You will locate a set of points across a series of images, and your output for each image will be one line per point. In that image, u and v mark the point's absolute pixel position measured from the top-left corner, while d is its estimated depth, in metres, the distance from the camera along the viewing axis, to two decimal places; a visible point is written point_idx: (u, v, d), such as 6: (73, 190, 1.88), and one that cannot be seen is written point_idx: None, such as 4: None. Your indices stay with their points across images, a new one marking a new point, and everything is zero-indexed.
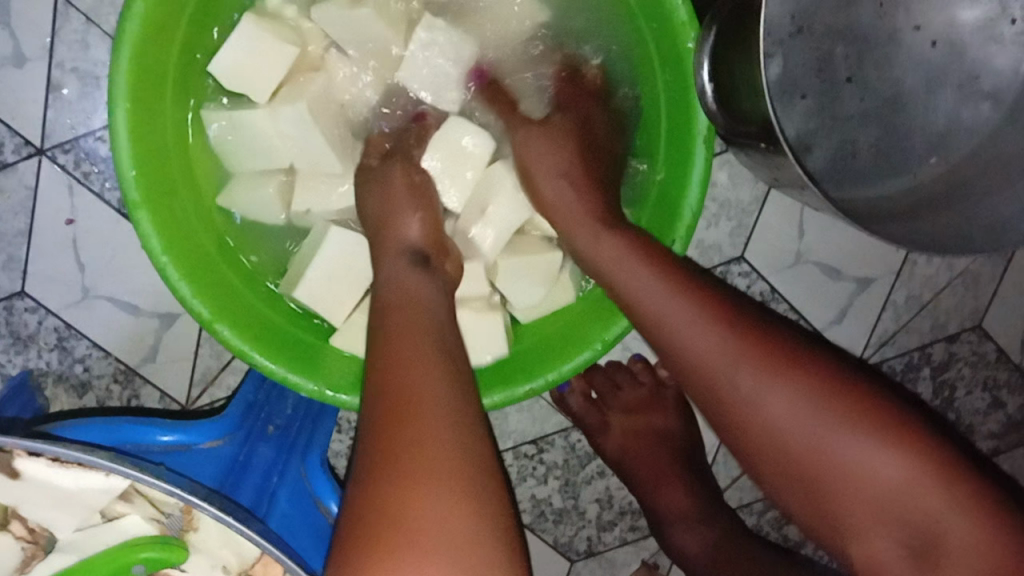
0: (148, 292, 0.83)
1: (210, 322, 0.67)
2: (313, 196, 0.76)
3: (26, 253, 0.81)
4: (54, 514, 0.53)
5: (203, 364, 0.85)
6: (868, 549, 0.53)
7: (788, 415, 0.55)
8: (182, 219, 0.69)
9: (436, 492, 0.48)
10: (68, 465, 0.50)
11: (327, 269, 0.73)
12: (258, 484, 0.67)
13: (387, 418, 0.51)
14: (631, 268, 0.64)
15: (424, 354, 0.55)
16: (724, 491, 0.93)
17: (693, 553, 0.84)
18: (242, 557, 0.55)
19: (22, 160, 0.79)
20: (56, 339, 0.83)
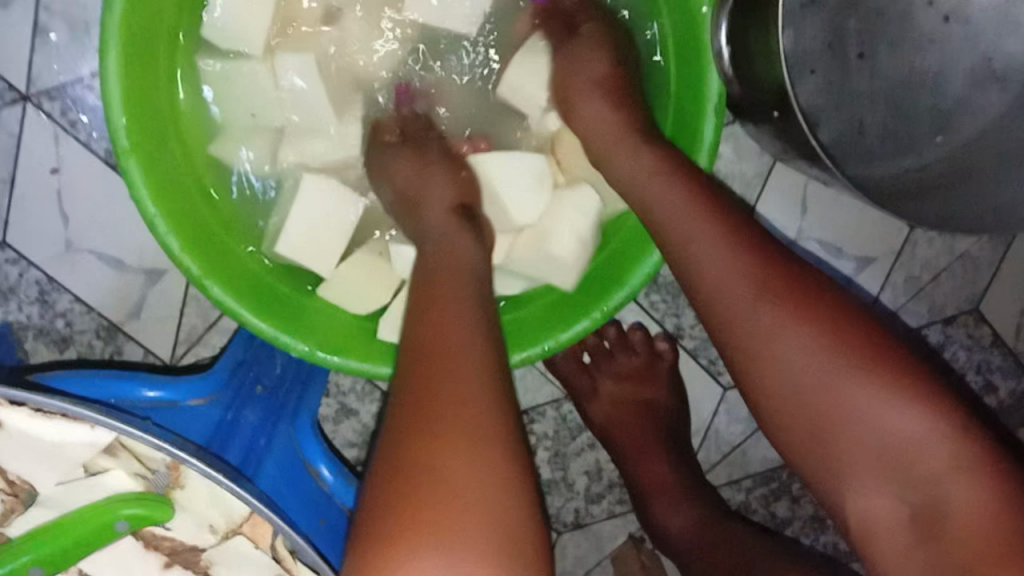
0: (133, 247, 0.81)
1: (199, 278, 0.65)
2: (305, 150, 0.72)
3: (7, 202, 0.79)
4: (35, 466, 0.51)
5: (189, 323, 0.83)
6: (864, 505, 0.53)
7: (806, 353, 0.54)
8: (170, 169, 0.67)
9: (458, 453, 0.48)
10: (52, 417, 0.49)
11: (307, 222, 0.71)
12: (246, 445, 0.64)
13: (423, 372, 0.51)
14: (664, 183, 0.62)
15: (463, 313, 0.55)
16: (710, 469, 0.93)
17: (677, 532, 0.81)
18: (230, 516, 0.53)
19: (5, 105, 0.76)
20: (37, 293, 0.81)
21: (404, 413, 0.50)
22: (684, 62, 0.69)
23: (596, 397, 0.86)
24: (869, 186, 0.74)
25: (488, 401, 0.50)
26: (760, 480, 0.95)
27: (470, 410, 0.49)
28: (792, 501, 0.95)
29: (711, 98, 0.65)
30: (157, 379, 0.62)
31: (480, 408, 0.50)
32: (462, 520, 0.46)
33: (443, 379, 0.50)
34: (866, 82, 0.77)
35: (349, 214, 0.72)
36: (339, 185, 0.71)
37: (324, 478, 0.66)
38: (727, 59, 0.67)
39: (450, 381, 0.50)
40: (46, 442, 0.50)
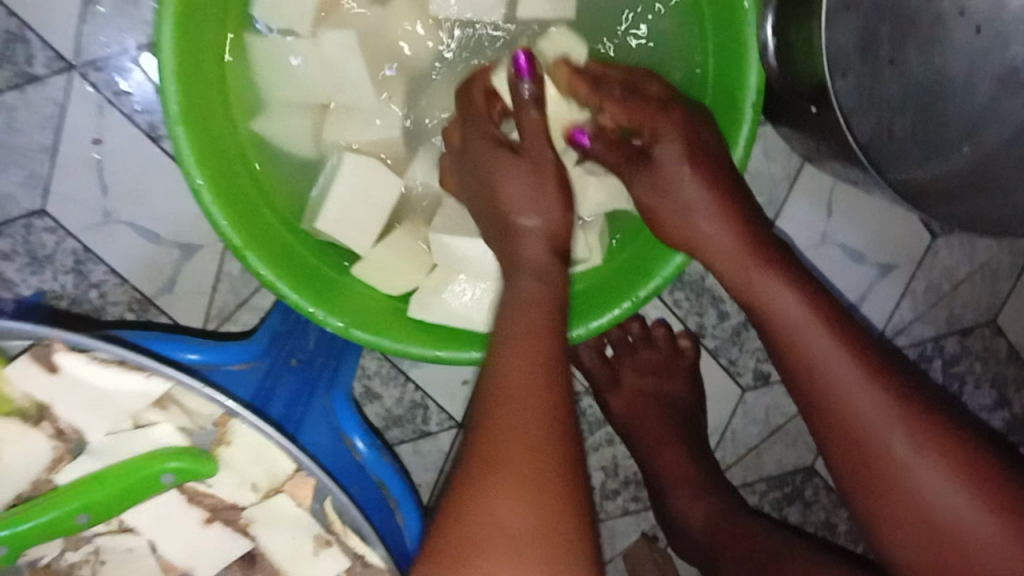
0: (169, 221, 0.82)
1: (240, 249, 0.66)
2: (347, 128, 0.74)
3: (48, 171, 0.80)
4: (90, 415, 0.52)
5: (220, 299, 0.84)
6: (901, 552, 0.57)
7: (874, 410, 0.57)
8: (215, 140, 0.68)
9: (508, 507, 0.49)
10: (107, 364, 0.50)
11: (346, 199, 0.72)
12: (284, 409, 0.66)
13: (482, 407, 0.53)
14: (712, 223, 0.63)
15: (532, 359, 0.54)
16: (726, 470, 0.93)
17: (697, 524, 0.82)
18: (273, 475, 0.54)
19: (53, 75, 0.78)
20: (73, 262, 0.82)
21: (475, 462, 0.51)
22: (724, 52, 0.69)
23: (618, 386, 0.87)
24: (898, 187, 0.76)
25: (539, 458, 0.50)
26: (774, 484, 0.95)
27: (523, 468, 0.50)
28: (805, 505, 0.96)
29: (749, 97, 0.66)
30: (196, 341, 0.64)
31: (527, 450, 0.50)
32: (508, 558, 0.48)
33: (514, 435, 0.51)
34: (896, 85, 0.78)
35: (387, 192, 0.73)
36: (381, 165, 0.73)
37: (358, 449, 0.67)
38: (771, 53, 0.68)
39: (512, 440, 0.50)
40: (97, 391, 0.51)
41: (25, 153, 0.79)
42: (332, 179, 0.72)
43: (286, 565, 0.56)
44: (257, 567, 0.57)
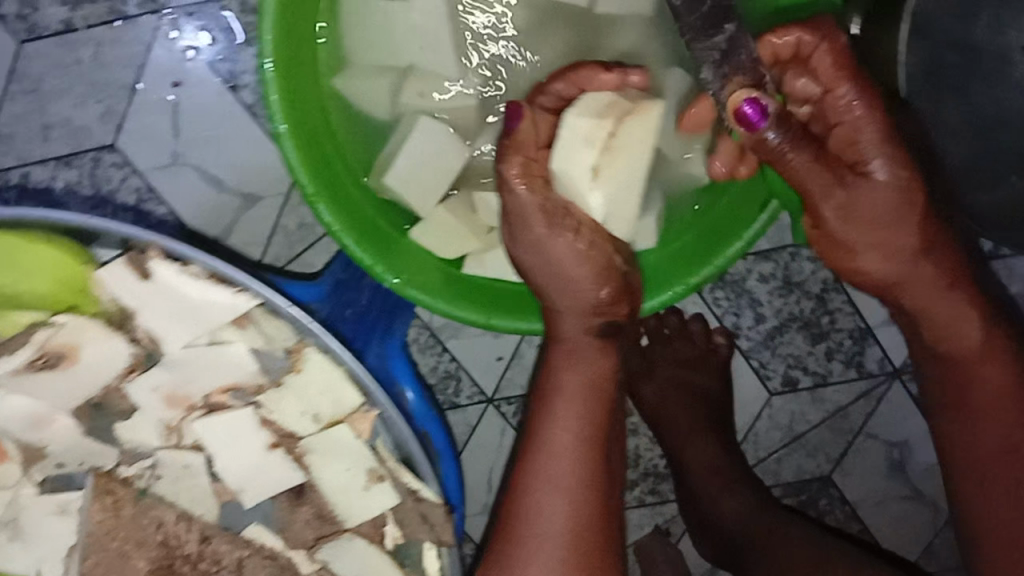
0: (236, 168, 0.84)
1: (311, 198, 0.69)
2: (425, 83, 0.75)
3: (125, 107, 0.82)
4: (172, 325, 0.61)
5: (274, 252, 0.85)
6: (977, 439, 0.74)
7: (997, 373, 0.72)
8: (302, 98, 0.70)
9: (537, 498, 0.67)
10: (198, 276, 0.58)
11: (414, 156, 0.74)
12: (357, 325, 0.69)
13: (502, 535, 0.67)
14: (866, 235, 0.67)
15: (967, 327, 0.71)
16: (752, 469, 0.95)
17: (729, 512, 0.87)
18: (339, 404, 0.61)
19: (143, 15, 0.81)
20: (135, 200, 0.84)
21: (553, 368, 0.70)
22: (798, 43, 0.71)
23: (650, 377, 0.92)
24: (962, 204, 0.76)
25: (576, 467, 0.67)
26: (791, 490, 0.96)
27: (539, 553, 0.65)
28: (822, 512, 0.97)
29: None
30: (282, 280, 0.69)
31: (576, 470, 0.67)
32: None
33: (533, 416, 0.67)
34: None
35: (453, 158, 0.75)
36: (448, 127, 0.75)
37: (407, 400, 0.69)
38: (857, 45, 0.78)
39: (532, 492, 0.67)
40: (191, 300, 0.59)
41: (108, 88, 0.82)
42: (406, 136, 0.74)
43: (337, 497, 0.63)
44: (304, 498, 0.64)
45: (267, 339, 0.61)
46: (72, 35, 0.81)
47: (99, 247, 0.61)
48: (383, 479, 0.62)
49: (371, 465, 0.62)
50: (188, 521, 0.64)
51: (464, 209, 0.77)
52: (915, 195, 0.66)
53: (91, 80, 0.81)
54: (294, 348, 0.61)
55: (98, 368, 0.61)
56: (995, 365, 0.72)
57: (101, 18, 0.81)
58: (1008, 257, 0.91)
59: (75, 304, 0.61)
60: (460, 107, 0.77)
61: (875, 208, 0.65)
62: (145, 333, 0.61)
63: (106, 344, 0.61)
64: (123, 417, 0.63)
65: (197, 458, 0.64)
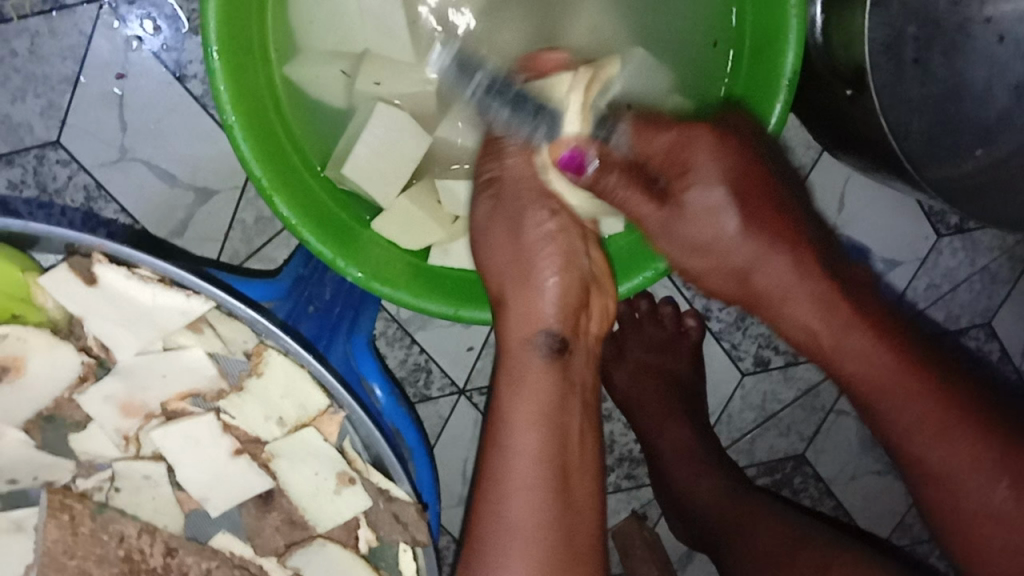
0: (187, 162, 0.81)
1: (267, 191, 0.66)
2: (382, 71, 0.73)
3: (67, 101, 0.78)
4: (121, 333, 0.57)
5: (232, 247, 0.83)
6: (906, 430, 0.62)
7: (862, 370, 0.63)
8: (252, 86, 0.67)
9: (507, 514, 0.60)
10: (147, 281, 0.54)
11: (373, 145, 0.71)
12: (319, 322, 0.67)
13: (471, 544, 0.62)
14: (706, 216, 0.65)
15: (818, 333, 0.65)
16: (725, 450, 0.95)
17: (699, 497, 0.87)
18: (301, 412, 0.58)
19: (81, 4, 0.77)
20: (84, 198, 0.81)
21: (504, 382, 0.64)
22: (758, 42, 0.70)
23: (620, 362, 0.91)
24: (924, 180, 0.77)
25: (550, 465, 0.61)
26: (764, 469, 0.97)
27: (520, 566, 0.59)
28: (793, 491, 0.98)
29: (769, 122, 0.68)
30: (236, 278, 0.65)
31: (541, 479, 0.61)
32: None
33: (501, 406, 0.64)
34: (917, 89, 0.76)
35: (413, 146, 0.73)
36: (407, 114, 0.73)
37: (376, 397, 0.66)
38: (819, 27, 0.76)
39: (498, 490, 0.61)
40: (141, 308, 0.55)
41: (48, 82, 0.78)
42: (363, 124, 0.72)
43: (306, 501, 0.62)
44: (273, 503, 0.63)
45: (226, 344, 0.58)
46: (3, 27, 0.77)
47: (36, 248, 0.55)
48: (355, 481, 0.60)
49: (340, 468, 0.60)
50: (151, 534, 0.60)
51: (429, 198, 0.75)
52: (744, 175, 0.65)
53: (28, 74, 0.78)
54: (253, 352, 0.56)
55: (46, 380, 0.58)
56: (867, 342, 0.63)
57: (34, 7, 0.76)
58: (972, 231, 0.91)
59: (18, 314, 0.57)
60: (418, 91, 0.74)
61: (703, 232, 0.65)
62: (94, 341, 0.58)
63: (53, 353, 0.58)
64: (79, 428, 0.61)
65: (158, 468, 0.62)
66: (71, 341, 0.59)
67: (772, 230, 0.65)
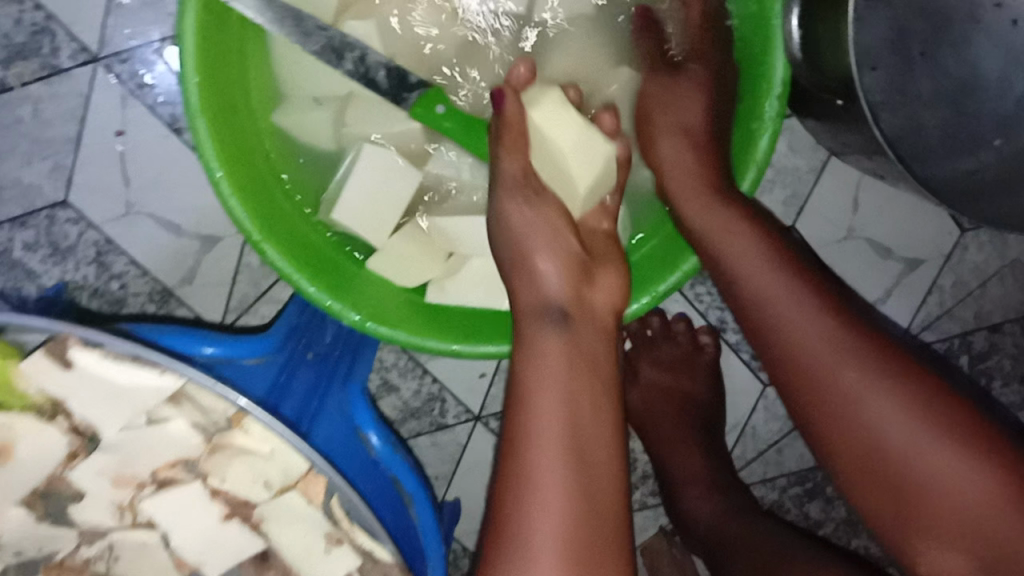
0: (190, 211, 0.82)
1: (258, 241, 0.65)
2: (364, 112, 0.73)
3: (71, 161, 0.80)
4: (102, 411, 0.56)
5: (240, 291, 0.84)
6: (931, 557, 0.55)
7: (953, 463, 0.54)
8: (237, 136, 0.67)
9: (530, 515, 0.54)
10: (121, 360, 0.54)
11: (362, 189, 0.71)
12: (305, 391, 0.67)
13: (513, 473, 0.56)
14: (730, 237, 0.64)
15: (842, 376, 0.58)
16: (741, 471, 0.92)
17: (702, 520, 0.82)
18: (287, 475, 0.58)
19: (77, 67, 0.78)
20: (95, 254, 0.82)
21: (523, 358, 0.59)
22: (751, 53, 0.68)
23: (635, 381, 0.88)
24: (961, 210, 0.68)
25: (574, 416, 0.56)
26: (794, 480, 0.94)
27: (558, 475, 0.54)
28: (826, 503, 0.94)
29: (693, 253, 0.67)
30: (216, 336, 0.62)
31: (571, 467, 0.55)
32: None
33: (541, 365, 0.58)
34: (927, 81, 0.75)
35: (403, 186, 0.72)
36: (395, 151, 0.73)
37: (372, 444, 0.66)
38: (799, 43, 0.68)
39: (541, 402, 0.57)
40: (115, 389, 0.55)
41: (53, 144, 0.80)
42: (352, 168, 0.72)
43: (299, 563, 0.60)
44: (269, 563, 0.62)
45: (205, 412, 0.57)
46: (9, 95, 0.79)
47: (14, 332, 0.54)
48: (341, 543, 0.59)
49: (327, 529, 0.59)
50: None
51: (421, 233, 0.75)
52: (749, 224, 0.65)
53: (35, 138, 0.80)
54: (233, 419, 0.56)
55: (34, 462, 0.57)
56: (879, 408, 0.56)
57: (35, 74, 0.79)
58: None
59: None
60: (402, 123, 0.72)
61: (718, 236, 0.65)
62: (82, 420, 0.56)
63: (38, 435, 0.56)
64: (76, 499, 0.59)
65: (153, 535, 0.61)
66: (57, 422, 0.56)
67: (765, 244, 0.65)
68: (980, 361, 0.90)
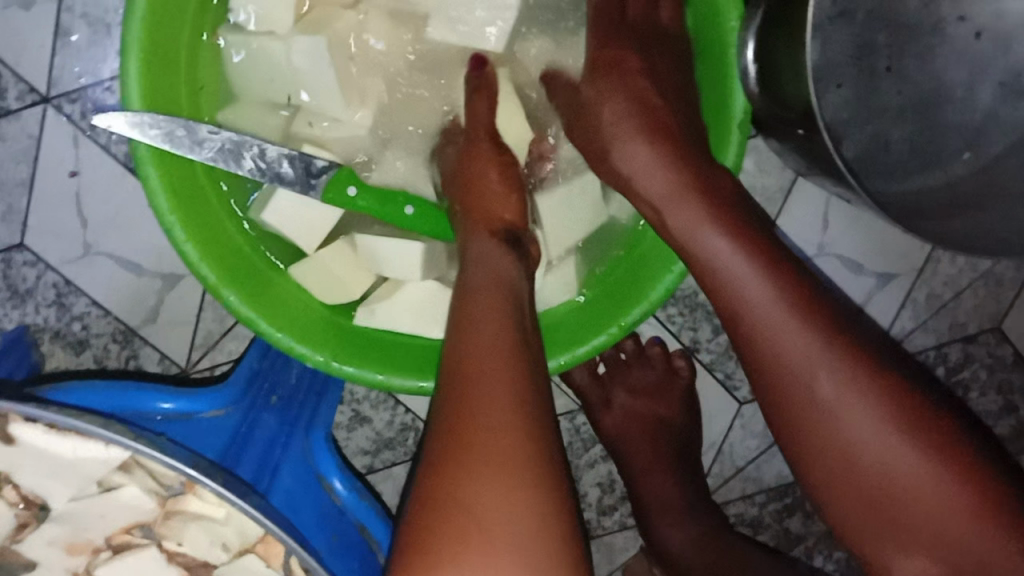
0: (150, 250, 0.81)
1: (217, 287, 0.63)
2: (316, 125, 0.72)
3: (26, 204, 0.79)
4: (51, 483, 0.56)
5: (205, 328, 0.83)
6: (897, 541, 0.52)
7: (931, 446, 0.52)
8: (187, 176, 0.64)
9: (479, 479, 0.47)
10: (66, 433, 0.53)
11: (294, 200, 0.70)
12: (260, 456, 0.65)
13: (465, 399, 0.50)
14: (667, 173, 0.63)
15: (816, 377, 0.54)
16: (714, 491, 0.91)
17: (675, 548, 0.83)
18: (243, 536, 0.57)
19: (26, 108, 0.76)
20: (54, 295, 0.81)
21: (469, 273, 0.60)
22: (708, 82, 0.68)
23: (609, 407, 0.86)
24: (930, 233, 0.68)
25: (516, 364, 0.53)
26: (774, 496, 0.93)
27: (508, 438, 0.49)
28: (806, 517, 0.94)
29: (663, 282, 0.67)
30: (173, 389, 0.63)
31: (522, 449, 0.49)
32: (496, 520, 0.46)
33: (480, 313, 0.56)
34: (893, 96, 0.75)
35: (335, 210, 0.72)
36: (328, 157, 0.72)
37: (336, 491, 0.66)
38: (755, 78, 0.68)
39: (495, 368, 0.52)
40: (62, 461, 0.55)
41: (4, 187, 0.78)
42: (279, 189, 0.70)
43: None
44: None
45: (158, 479, 0.56)
46: None
47: None
48: None
49: None
50: None
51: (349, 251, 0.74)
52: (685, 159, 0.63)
53: None
54: (186, 486, 0.55)
55: None
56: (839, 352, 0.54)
57: None
58: None
59: None
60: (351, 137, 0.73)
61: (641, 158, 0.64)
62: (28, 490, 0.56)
63: None
64: (28, 568, 0.59)
65: None
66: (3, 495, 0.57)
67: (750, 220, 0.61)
68: (957, 373, 0.90)
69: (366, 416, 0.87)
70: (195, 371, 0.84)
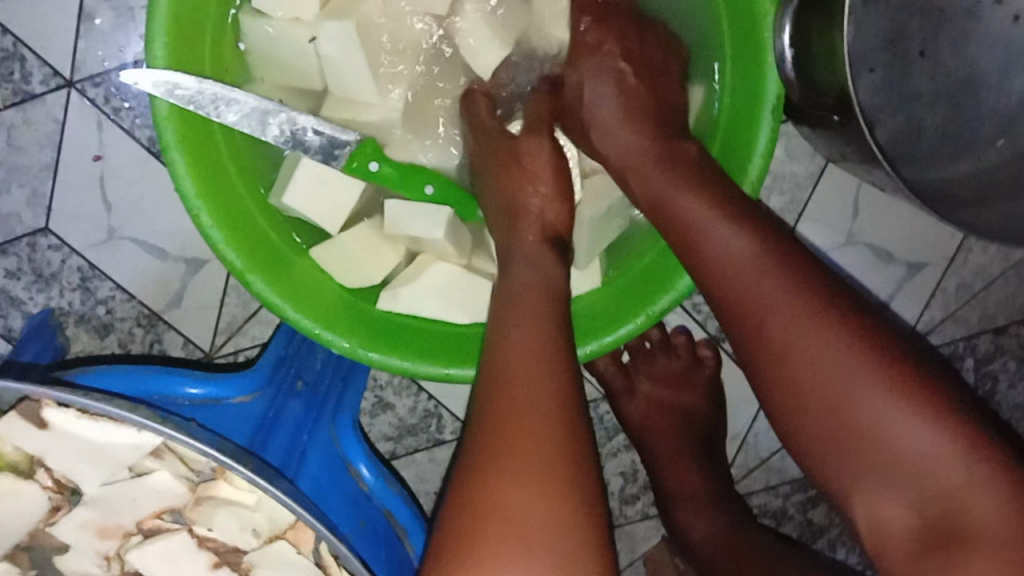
0: (174, 235, 0.81)
1: (244, 272, 0.63)
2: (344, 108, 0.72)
3: (50, 188, 0.79)
4: (84, 467, 0.56)
5: (228, 312, 0.83)
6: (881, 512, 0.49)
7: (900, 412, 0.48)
8: (215, 162, 0.64)
9: (518, 484, 0.47)
10: (96, 419, 0.53)
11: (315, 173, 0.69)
12: (288, 443, 0.64)
13: (502, 394, 0.51)
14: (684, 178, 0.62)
15: (789, 328, 0.52)
16: (738, 481, 0.91)
17: (698, 538, 0.82)
18: (273, 522, 0.57)
19: (50, 92, 0.76)
20: (78, 279, 0.81)
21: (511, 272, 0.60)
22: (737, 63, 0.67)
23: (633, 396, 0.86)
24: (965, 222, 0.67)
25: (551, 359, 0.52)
26: (798, 486, 0.93)
27: (538, 433, 0.49)
28: (829, 508, 0.94)
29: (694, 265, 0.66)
30: (200, 375, 0.63)
31: (563, 450, 0.49)
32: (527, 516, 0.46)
33: (519, 310, 0.56)
34: (926, 81, 0.74)
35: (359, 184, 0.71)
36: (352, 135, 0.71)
37: (364, 478, 0.66)
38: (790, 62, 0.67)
39: (529, 362, 0.52)
40: (94, 445, 0.55)
41: (29, 171, 0.78)
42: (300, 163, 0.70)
43: None
44: None
45: (188, 464, 0.56)
46: None
47: None
48: None
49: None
50: None
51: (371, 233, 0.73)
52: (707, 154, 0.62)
53: (10, 164, 0.78)
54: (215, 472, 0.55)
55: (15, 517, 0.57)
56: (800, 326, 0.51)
57: (7, 100, 0.76)
58: None
59: None
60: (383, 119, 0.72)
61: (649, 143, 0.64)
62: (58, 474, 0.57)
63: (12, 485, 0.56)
64: (61, 551, 0.59)
65: None
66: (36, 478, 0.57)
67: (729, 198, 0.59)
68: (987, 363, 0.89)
69: (389, 402, 0.87)
70: (218, 355, 0.84)
